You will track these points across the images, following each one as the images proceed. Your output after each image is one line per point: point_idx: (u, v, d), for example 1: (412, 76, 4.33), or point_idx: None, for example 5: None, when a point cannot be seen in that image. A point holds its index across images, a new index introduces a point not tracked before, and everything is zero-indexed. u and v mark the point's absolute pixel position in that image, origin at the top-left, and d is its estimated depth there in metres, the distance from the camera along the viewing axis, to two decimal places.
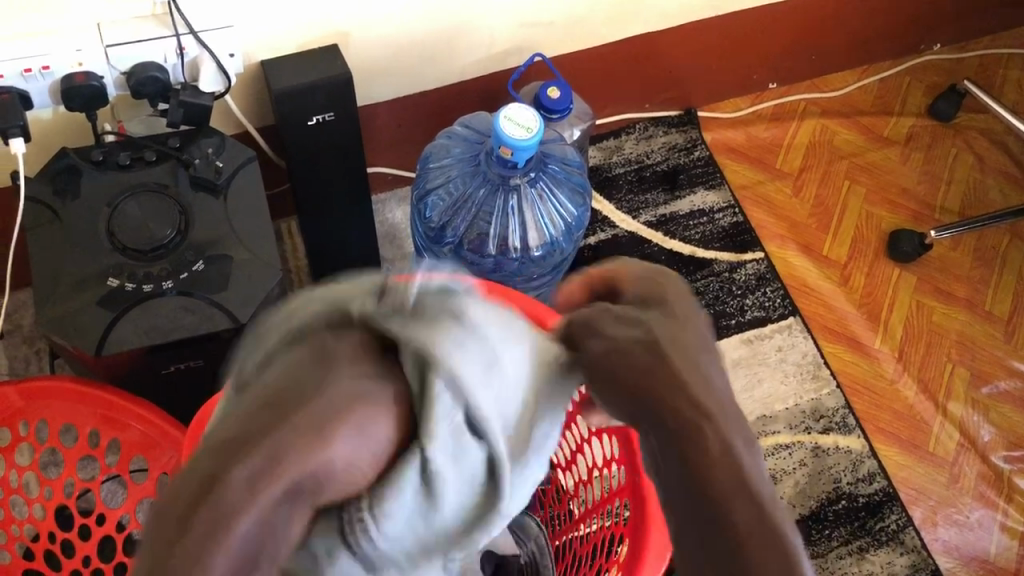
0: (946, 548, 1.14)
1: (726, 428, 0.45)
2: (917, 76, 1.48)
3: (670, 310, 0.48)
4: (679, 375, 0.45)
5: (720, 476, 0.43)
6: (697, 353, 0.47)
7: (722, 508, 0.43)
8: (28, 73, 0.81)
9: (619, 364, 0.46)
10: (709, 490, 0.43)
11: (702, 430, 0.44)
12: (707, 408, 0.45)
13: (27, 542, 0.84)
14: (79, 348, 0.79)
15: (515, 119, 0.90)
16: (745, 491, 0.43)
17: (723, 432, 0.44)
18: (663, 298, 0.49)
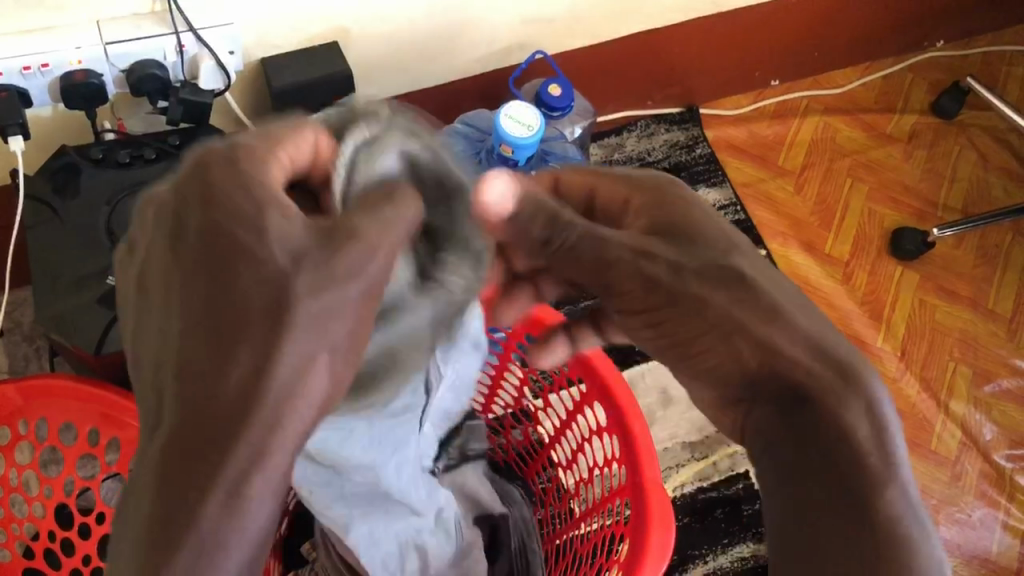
0: (948, 547, 1.13)
1: (875, 396, 0.48)
2: (920, 73, 1.47)
3: (731, 242, 0.53)
4: (825, 350, 0.48)
5: (872, 464, 0.46)
6: (792, 304, 0.50)
7: (866, 492, 0.46)
8: (28, 71, 0.81)
9: (747, 324, 0.49)
10: (860, 478, 0.46)
11: (845, 407, 0.47)
12: (854, 381, 0.47)
13: (27, 541, 0.84)
14: (78, 347, 0.79)
15: (516, 116, 0.89)
16: (893, 479, 0.46)
17: (869, 402, 0.47)
18: (731, 238, 0.53)
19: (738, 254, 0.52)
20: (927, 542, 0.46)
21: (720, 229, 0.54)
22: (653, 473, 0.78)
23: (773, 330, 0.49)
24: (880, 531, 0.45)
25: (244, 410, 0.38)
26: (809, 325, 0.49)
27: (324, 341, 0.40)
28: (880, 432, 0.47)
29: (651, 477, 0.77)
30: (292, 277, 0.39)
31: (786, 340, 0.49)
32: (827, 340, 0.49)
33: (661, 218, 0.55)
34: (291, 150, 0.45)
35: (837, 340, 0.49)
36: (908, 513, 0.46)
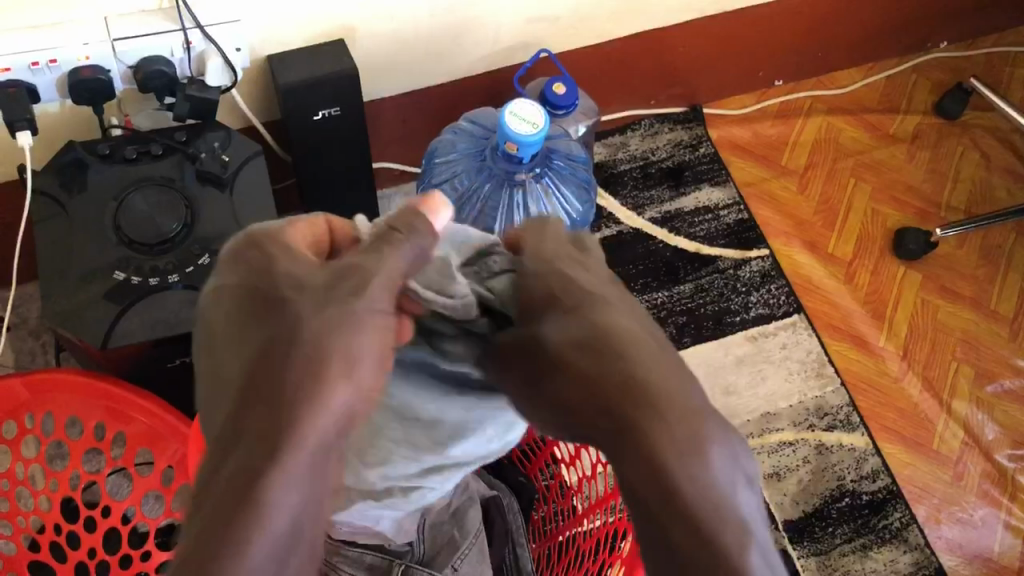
0: (950, 547, 1.14)
1: (654, 433, 0.47)
2: (923, 74, 1.47)
3: (570, 304, 0.54)
4: (600, 388, 0.49)
5: (650, 490, 0.46)
6: (591, 348, 0.51)
7: (655, 519, 0.47)
8: (35, 67, 0.81)
9: (553, 379, 0.52)
10: (652, 509, 0.47)
11: (622, 439, 0.48)
12: (629, 423, 0.48)
13: (34, 534, 0.85)
14: (85, 341, 0.79)
15: (521, 114, 0.90)
16: (681, 494, 0.46)
17: (652, 442, 0.46)
18: (590, 294, 0.54)
19: (571, 316, 0.53)
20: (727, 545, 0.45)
21: (578, 290, 0.55)
22: None
23: (558, 381, 0.51)
24: (676, 559, 0.45)
25: (272, 406, 0.44)
26: (597, 366, 0.50)
27: (340, 349, 0.46)
28: (686, 452, 0.46)
29: None
30: (307, 308, 0.47)
31: (568, 389, 0.51)
32: (639, 368, 0.49)
33: (540, 290, 0.56)
34: (308, 227, 0.56)
35: (643, 361, 0.49)
36: (711, 508, 0.45)
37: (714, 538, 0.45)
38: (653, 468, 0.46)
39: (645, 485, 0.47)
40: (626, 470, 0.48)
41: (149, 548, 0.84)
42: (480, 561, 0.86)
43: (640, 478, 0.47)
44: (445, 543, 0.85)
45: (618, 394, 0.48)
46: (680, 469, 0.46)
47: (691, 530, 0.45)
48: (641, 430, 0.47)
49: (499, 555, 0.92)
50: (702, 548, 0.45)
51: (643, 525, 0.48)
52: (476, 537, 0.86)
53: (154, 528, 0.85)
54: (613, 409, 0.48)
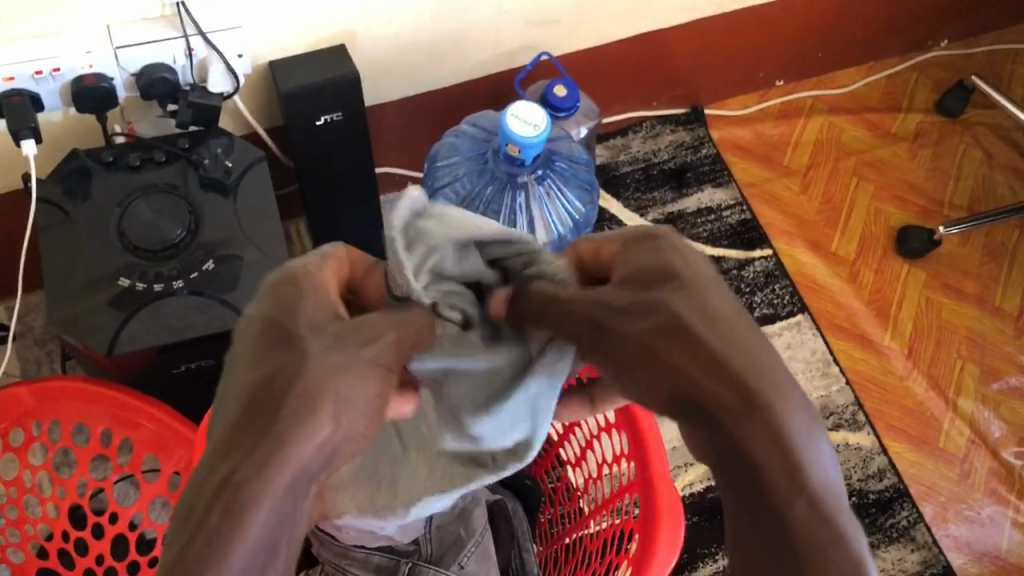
0: (957, 544, 1.13)
1: (783, 411, 0.40)
2: (924, 73, 1.47)
3: (686, 277, 0.45)
4: (707, 365, 0.41)
5: (775, 477, 0.39)
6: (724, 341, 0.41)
7: (769, 492, 0.39)
8: (39, 75, 0.82)
9: (658, 346, 0.42)
10: (763, 492, 0.39)
11: (743, 430, 0.40)
12: (762, 400, 0.40)
13: (42, 542, 0.85)
14: (91, 348, 0.80)
15: (522, 116, 0.90)
16: (800, 489, 0.39)
17: (778, 419, 0.40)
18: (680, 262, 0.46)
19: (683, 290, 0.44)
20: (858, 537, 0.39)
21: (691, 268, 0.45)
22: (662, 467, 0.78)
23: (681, 358, 0.41)
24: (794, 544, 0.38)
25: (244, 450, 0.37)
26: (716, 337, 0.41)
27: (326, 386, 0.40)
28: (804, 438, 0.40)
29: (660, 471, 0.78)
30: (314, 348, 0.42)
31: (689, 362, 0.41)
32: (748, 337, 0.43)
33: (647, 258, 0.48)
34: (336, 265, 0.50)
35: (743, 333, 0.42)
36: (832, 501, 0.39)
37: (836, 515, 0.39)
38: (788, 463, 0.39)
39: (775, 478, 0.39)
40: (743, 460, 0.40)
41: (156, 554, 0.85)
42: (487, 558, 0.85)
43: (770, 471, 0.39)
44: (452, 542, 0.85)
45: (747, 375, 0.40)
46: (803, 465, 0.39)
47: (812, 507, 0.39)
48: (774, 419, 0.40)
49: (506, 559, 0.91)
50: (819, 536, 0.38)
51: (747, 516, 0.40)
52: (482, 535, 0.86)
53: (161, 535, 0.85)
54: (746, 391, 0.40)
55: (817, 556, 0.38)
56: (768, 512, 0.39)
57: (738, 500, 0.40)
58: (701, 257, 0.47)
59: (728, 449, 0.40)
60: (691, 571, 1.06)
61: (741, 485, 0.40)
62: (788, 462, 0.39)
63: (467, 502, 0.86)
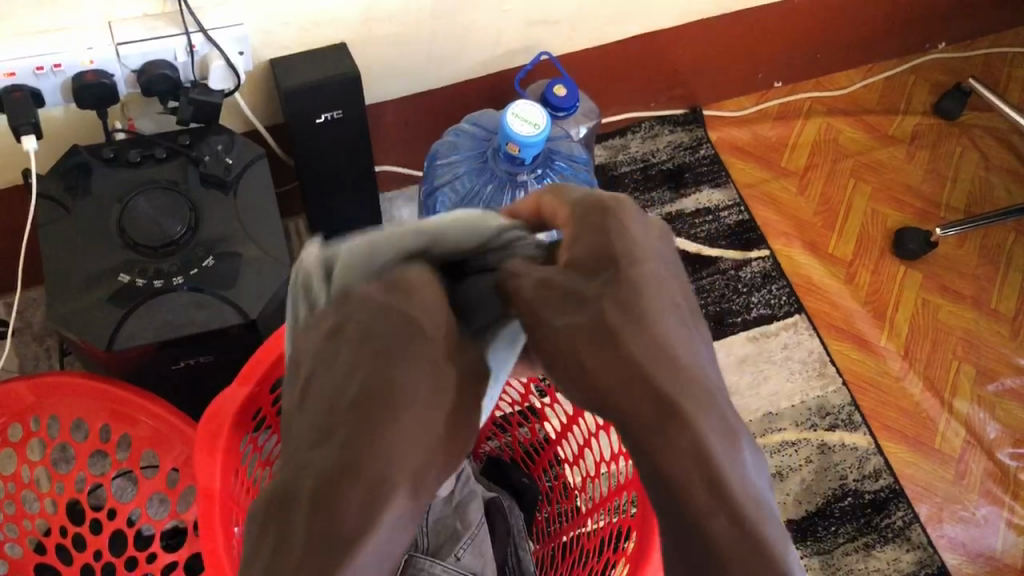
0: (953, 545, 1.14)
1: (697, 420, 0.45)
2: (922, 75, 1.48)
3: (620, 271, 0.48)
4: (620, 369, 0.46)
5: (697, 488, 0.44)
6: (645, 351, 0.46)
7: (696, 517, 0.44)
8: (40, 71, 0.82)
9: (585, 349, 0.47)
10: (684, 505, 0.45)
11: (669, 441, 0.45)
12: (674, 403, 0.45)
13: (39, 537, 0.85)
14: (90, 344, 0.80)
15: (522, 115, 0.90)
16: (724, 499, 0.44)
17: (697, 432, 0.44)
18: (612, 257, 0.48)
19: (613, 290, 0.47)
20: (778, 534, 0.45)
21: (639, 268, 0.48)
22: None
23: (607, 361, 0.47)
24: (713, 553, 0.44)
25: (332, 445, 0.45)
26: (633, 345, 0.46)
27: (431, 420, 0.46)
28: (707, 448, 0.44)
29: None
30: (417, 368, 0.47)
31: (605, 368, 0.47)
32: (680, 354, 0.46)
33: (589, 246, 0.49)
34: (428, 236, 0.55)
35: (677, 350, 0.46)
36: (753, 505, 0.44)
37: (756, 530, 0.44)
38: (708, 476, 0.44)
39: (694, 489, 0.44)
40: (667, 474, 0.45)
41: (154, 550, 0.85)
42: (483, 552, 0.86)
43: (688, 481, 0.44)
44: (448, 535, 0.85)
45: (674, 392, 0.45)
46: (727, 479, 0.44)
47: (732, 516, 0.44)
48: (696, 431, 0.44)
49: (501, 555, 0.92)
50: (748, 539, 0.44)
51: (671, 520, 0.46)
52: (477, 529, 0.86)
53: (159, 531, 0.85)
54: (667, 408, 0.45)
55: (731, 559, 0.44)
56: (692, 520, 0.45)
57: (661, 504, 0.46)
58: (650, 247, 0.49)
59: (651, 463, 0.46)
60: None
61: (666, 496, 0.46)
62: (714, 474, 0.44)
63: (464, 495, 0.87)
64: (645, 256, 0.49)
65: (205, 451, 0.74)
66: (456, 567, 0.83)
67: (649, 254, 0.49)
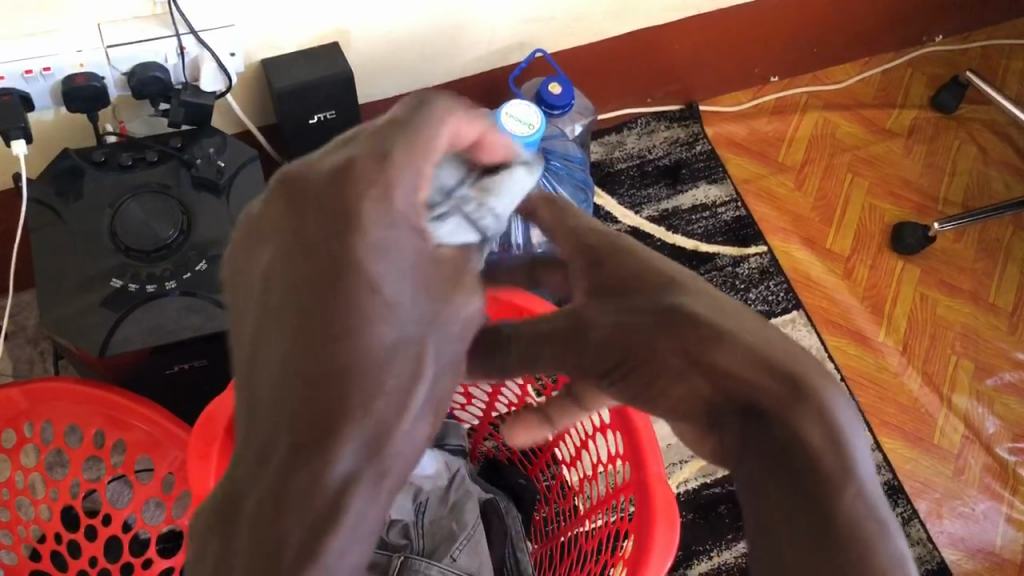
0: (952, 540, 1.14)
1: (824, 397, 0.40)
2: (919, 68, 1.47)
3: (674, 281, 0.45)
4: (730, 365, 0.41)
5: (824, 462, 0.39)
6: (732, 321, 0.43)
7: (815, 489, 0.39)
8: (29, 74, 0.82)
9: (690, 340, 0.42)
10: (809, 478, 0.39)
11: (794, 414, 0.40)
12: (802, 379, 0.40)
13: (34, 543, 0.84)
14: (83, 349, 0.79)
15: (516, 115, 0.90)
16: (852, 475, 0.39)
17: (822, 404, 0.40)
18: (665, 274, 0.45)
19: (683, 294, 0.44)
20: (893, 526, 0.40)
21: (667, 273, 0.45)
22: (657, 468, 0.78)
23: (717, 345, 0.42)
24: (839, 536, 0.38)
25: (317, 413, 0.35)
26: (737, 331, 0.42)
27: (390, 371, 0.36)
28: (827, 426, 0.40)
29: (656, 472, 0.78)
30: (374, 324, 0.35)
31: (725, 351, 0.41)
32: (786, 338, 0.42)
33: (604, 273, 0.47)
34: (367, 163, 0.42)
35: (763, 324, 0.43)
36: (873, 487, 0.40)
37: (881, 516, 0.39)
38: (834, 446, 0.39)
39: (822, 460, 0.39)
40: (791, 448, 0.40)
41: (150, 556, 0.84)
42: (479, 553, 0.85)
43: (815, 451, 0.39)
44: (443, 537, 0.85)
45: (791, 363, 0.41)
46: (849, 452, 0.39)
47: (861, 492, 0.39)
48: (820, 402, 0.40)
49: (499, 556, 0.91)
50: (863, 525, 0.39)
51: (790, 502, 0.39)
52: (474, 530, 0.86)
53: (155, 536, 0.85)
54: (787, 377, 0.40)
55: (857, 548, 0.38)
56: (815, 497, 0.39)
57: (775, 490, 0.40)
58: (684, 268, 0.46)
59: (774, 440, 0.40)
60: (685, 568, 1.06)
61: (792, 479, 0.39)
62: (838, 444, 0.39)
63: (459, 496, 0.86)
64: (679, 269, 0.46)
65: (197, 456, 0.73)
66: (451, 568, 0.83)
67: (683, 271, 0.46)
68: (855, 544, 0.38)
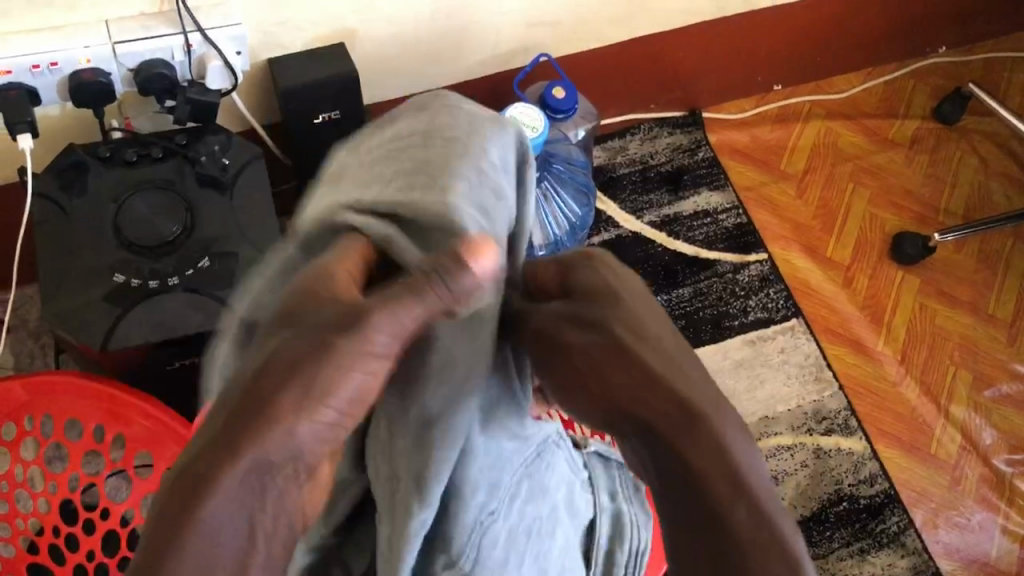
0: (947, 551, 1.14)
1: (720, 425, 0.44)
2: (921, 79, 1.47)
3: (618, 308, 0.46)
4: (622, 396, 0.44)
5: (717, 484, 0.43)
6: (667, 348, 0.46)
7: (719, 503, 0.44)
8: (37, 69, 0.82)
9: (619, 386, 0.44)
10: (707, 491, 0.44)
11: (697, 435, 0.43)
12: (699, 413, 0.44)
13: (33, 536, 0.85)
14: (84, 343, 0.79)
15: (519, 119, 0.94)
16: (743, 497, 0.44)
17: (714, 429, 0.43)
18: (613, 289, 0.47)
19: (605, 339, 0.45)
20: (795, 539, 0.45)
21: (619, 291, 0.47)
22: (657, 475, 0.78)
23: (626, 375, 0.44)
24: (734, 543, 0.43)
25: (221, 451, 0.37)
26: (674, 371, 0.44)
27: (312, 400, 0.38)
28: (733, 446, 0.44)
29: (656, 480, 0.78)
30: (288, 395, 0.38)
31: (640, 390, 0.44)
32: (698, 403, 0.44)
33: (584, 282, 0.48)
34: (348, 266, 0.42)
35: (672, 347, 0.45)
36: (769, 500, 0.44)
37: (774, 523, 0.44)
38: (726, 469, 0.43)
39: (713, 478, 0.43)
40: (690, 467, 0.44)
41: None
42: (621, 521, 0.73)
43: (706, 473, 0.43)
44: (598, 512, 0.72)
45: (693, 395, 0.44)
46: (747, 474, 0.44)
47: (753, 513, 0.44)
48: (716, 430, 0.44)
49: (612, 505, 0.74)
50: (763, 543, 0.44)
51: (694, 522, 0.44)
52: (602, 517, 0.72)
53: None
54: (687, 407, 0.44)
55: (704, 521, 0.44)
56: (712, 512, 0.44)
57: (673, 494, 0.45)
58: (638, 286, 0.48)
59: (677, 455, 0.44)
60: None
61: (689, 490, 0.44)
62: (737, 473, 0.43)
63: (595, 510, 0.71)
64: (633, 286, 0.48)
65: None
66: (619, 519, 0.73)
67: (639, 292, 0.48)
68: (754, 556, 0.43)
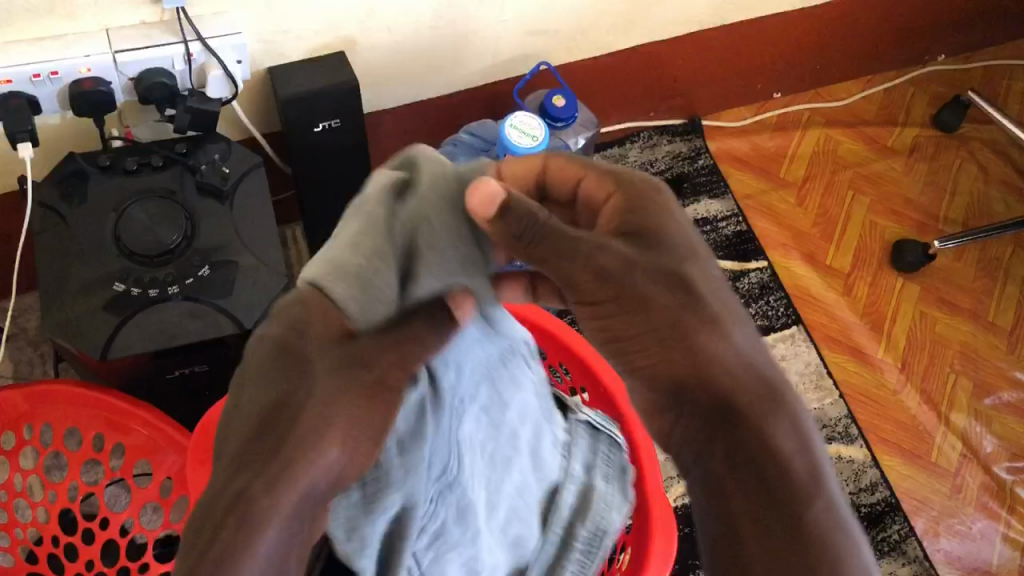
0: (948, 559, 1.13)
1: (798, 416, 0.53)
2: (920, 87, 1.48)
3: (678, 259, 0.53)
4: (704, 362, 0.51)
5: (796, 473, 0.50)
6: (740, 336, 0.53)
7: (797, 491, 0.50)
8: (38, 78, 0.82)
9: (702, 356, 0.51)
10: (783, 478, 0.50)
11: (774, 421, 0.51)
12: (779, 399, 0.52)
13: (31, 546, 0.85)
14: (84, 351, 0.79)
15: (520, 127, 0.94)
16: (817, 489, 0.50)
17: (794, 415, 0.52)
18: (690, 251, 0.54)
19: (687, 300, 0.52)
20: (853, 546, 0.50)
21: (680, 240, 0.54)
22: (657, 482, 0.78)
23: (714, 347, 0.52)
24: (808, 533, 0.49)
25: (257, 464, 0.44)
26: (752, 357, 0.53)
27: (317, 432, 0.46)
28: (798, 437, 0.52)
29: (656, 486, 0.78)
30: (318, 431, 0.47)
31: (726, 365, 0.52)
32: (779, 388, 0.53)
33: (640, 221, 0.54)
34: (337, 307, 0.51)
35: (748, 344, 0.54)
36: (833, 500, 0.51)
37: (839, 512, 0.50)
38: (801, 451, 0.51)
39: (790, 460, 0.51)
40: (764, 447, 0.51)
41: (145, 561, 0.84)
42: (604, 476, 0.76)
43: (783, 453, 0.51)
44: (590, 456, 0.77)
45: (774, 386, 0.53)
46: (816, 463, 0.52)
47: (824, 509, 0.50)
48: (793, 419, 0.52)
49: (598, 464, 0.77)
50: (830, 541, 0.49)
51: (765, 509, 0.50)
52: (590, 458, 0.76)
53: (151, 540, 0.85)
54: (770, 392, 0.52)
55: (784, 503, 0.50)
56: (789, 502, 0.50)
57: (746, 480, 0.51)
58: (694, 243, 0.55)
59: (757, 438, 0.51)
60: None
61: (761, 472, 0.50)
62: (812, 463, 0.51)
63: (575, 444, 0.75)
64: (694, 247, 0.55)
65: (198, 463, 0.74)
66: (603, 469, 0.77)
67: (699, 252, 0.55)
68: (817, 549, 0.49)
